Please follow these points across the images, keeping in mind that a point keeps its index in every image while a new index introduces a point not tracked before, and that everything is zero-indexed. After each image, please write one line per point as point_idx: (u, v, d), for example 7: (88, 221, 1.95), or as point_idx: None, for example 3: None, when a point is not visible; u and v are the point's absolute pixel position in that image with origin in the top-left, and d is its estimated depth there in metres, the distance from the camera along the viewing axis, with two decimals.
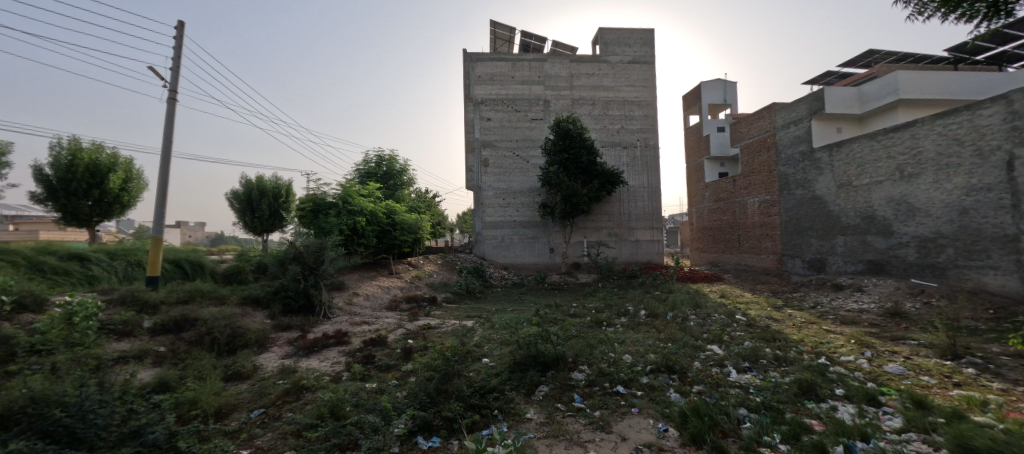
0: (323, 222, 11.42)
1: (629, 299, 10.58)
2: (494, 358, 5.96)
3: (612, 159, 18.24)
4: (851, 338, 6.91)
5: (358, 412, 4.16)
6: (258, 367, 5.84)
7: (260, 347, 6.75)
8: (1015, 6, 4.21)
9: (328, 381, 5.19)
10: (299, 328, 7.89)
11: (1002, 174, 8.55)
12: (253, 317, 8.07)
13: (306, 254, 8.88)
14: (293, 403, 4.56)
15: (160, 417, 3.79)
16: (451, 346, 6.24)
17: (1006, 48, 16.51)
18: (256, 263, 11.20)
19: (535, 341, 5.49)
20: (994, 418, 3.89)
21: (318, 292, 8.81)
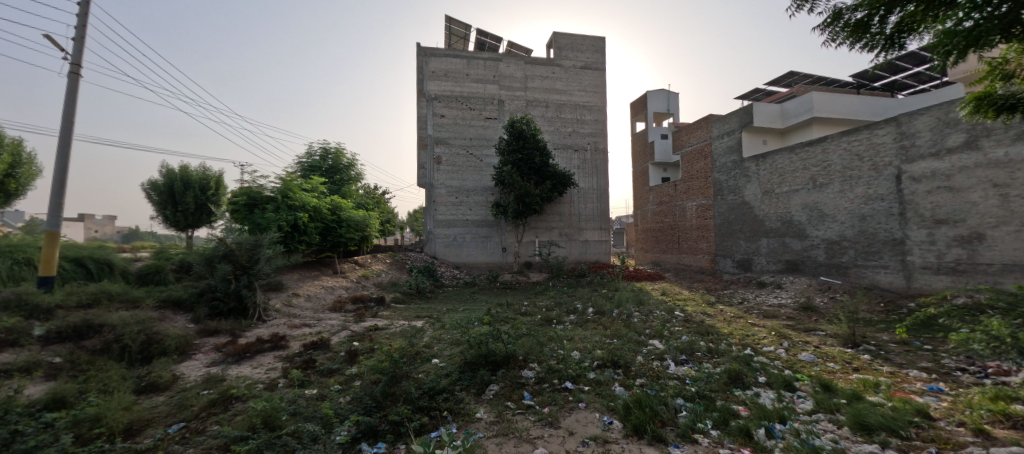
0: (259, 217, 10.74)
1: (578, 297, 10.99)
2: (444, 358, 5.98)
3: (563, 161, 18.75)
4: (772, 331, 7.68)
5: (296, 421, 4.00)
6: (179, 376, 5.44)
7: (182, 355, 6.28)
8: (908, 40, 4.03)
9: (262, 389, 4.95)
10: (228, 333, 7.41)
11: (893, 187, 9.85)
12: (173, 322, 7.47)
13: (239, 251, 8.36)
14: (220, 416, 4.33)
15: (52, 438, 3.43)
16: (400, 347, 6.18)
17: (897, 78, 19.02)
18: (177, 262, 10.33)
19: (486, 340, 5.58)
20: (884, 397, 4.53)
21: (251, 293, 8.33)
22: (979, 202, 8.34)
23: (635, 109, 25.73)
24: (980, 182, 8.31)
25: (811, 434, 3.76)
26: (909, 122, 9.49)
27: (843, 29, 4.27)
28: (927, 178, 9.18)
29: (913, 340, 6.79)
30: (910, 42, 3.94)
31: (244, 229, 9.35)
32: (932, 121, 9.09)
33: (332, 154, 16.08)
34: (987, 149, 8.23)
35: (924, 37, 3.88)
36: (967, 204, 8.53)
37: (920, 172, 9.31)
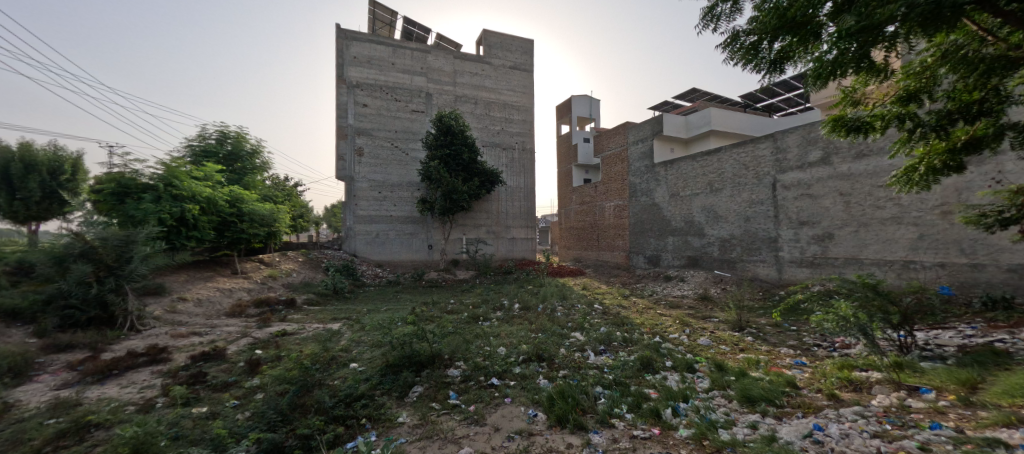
0: (131, 209, 9.12)
1: (504, 294, 11.17)
2: (363, 362, 5.70)
3: (492, 159, 18.86)
4: (676, 319, 8.49)
5: (178, 447, 3.54)
6: (14, 404, 4.51)
7: (20, 377, 5.22)
8: (786, 66, 4.64)
9: (134, 412, 4.30)
10: (88, 347, 6.32)
11: (770, 193, 11.42)
12: (6, 339, 6.19)
13: (104, 249, 7.12)
14: (74, 448, 3.67)
15: None
16: (311, 353, 5.77)
17: (774, 101, 22.12)
18: (14, 263, 8.54)
19: (410, 341, 5.43)
20: (764, 372, 5.25)
21: (120, 299, 7.18)
22: (830, 207, 10.02)
23: (561, 112, 26.68)
24: (830, 192, 9.99)
25: (708, 409, 4.24)
26: (784, 139, 11.05)
27: (739, 50, 4.74)
28: (795, 186, 10.78)
29: (784, 323, 7.95)
30: (791, 66, 4.54)
31: (110, 222, 7.97)
32: (800, 138, 10.70)
33: (233, 139, 14.33)
34: (836, 165, 9.89)
35: (802, 63, 4.49)
36: (821, 208, 10.19)
37: (791, 180, 10.90)
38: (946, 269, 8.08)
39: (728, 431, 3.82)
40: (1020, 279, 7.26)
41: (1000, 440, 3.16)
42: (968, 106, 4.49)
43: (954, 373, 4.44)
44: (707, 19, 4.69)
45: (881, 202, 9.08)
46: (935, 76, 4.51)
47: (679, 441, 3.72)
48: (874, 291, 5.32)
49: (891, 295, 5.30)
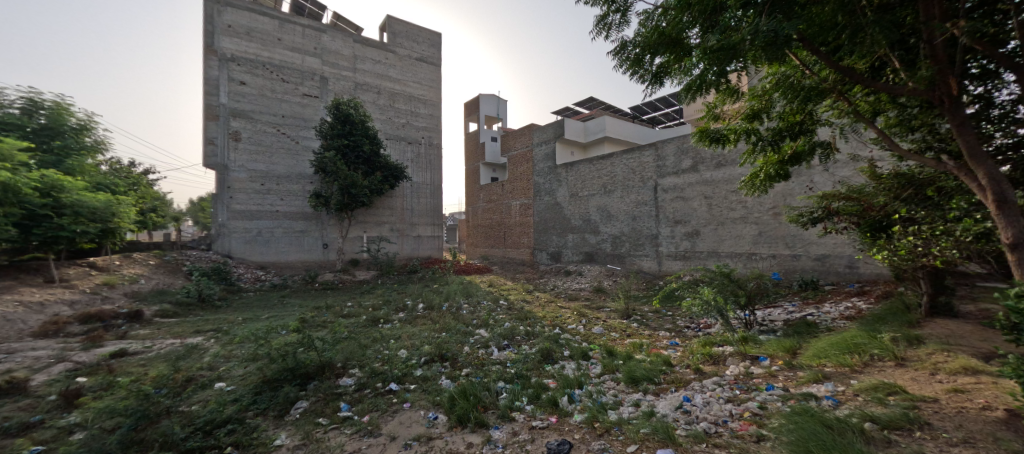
0: None
1: (407, 294, 10.78)
2: (233, 380, 5.02)
3: (396, 154, 18.03)
4: (574, 311, 9.05)
5: None
6: None
7: None
8: (664, 79, 5.20)
9: None
10: None
11: (652, 195, 12.78)
12: None
13: None
14: None
15: None
16: (159, 376, 4.90)
17: (656, 113, 24.89)
18: None
19: (294, 350, 4.92)
20: (647, 354, 5.85)
21: None
22: (697, 208, 11.57)
23: (468, 110, 26.60)
24: (698, 195, 11.53)
25: (600, 393, 4.57)
26: (663, 147, 12.45)
27: (627, 57, 5.15)
28: (672, 189, 12.22)
29: (663, 309, 8.97)
30: (668, 80, 5.09)
31: None
32: (676, 148, 12.14)
33: (48, 110, 11.60)
34: (702, 172, 11.44)
35: (676, 78, 5.06)
36: (691, 209, 11.70)
37: (669, 184, 12.31)
38: (777, 259, 9.87)
39: (615, 411, 4.15)
40: (822, 265, 9.15)
41: (812, 395, 3.94)
42: (793, 126, 5.53)
43: (783, 342, 5.43)
44: (600, 26, 5.04)
45: (734, 204, 10.73)
46: (770, 99, 5.52)
47: (573, 426, 3.92)
48: (729, 279, 6.28)
49: (741, 281, 6.32)
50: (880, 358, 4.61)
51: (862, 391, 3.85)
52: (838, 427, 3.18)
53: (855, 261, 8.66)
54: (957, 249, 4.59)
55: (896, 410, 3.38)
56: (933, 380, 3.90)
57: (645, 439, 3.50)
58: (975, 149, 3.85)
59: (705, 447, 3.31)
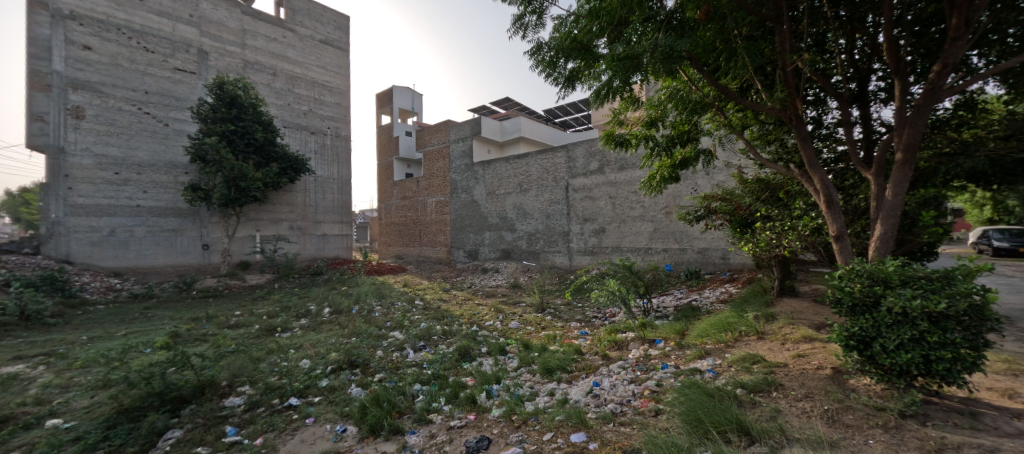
0: None
1: (311, 298, 9.92)
2: (74, 414, 4.15)
3: (297, 143, 16.38)
4: (491, 307, 9.12)
5: None
6: None
7: None
8: (577, 83, 5.45)
9: None
10: None
11: (564, 194, 13.40)
12: None
13: None
14: None
15: None
16: None
17: (567, 117, 26.23)
18: None
19: (162, 371, 4.22)
20: (560, 344, 6.11)
21: None
22: (603, 207, 12.41)
23: (380, 101, 25.29)
24: (604, 195, 12.37)
25: (517, 386, 4.66)
26: (574, 149, 13.12)
27: (542, 59, 5.30)
28: (581, 189, 12.95)
29: (574, 302, 9.48)
30: (578, 85, 5.33)
31: None
32: (584, 150, 12.88)
33: None
34: (608, 173, 12.30)
35: (586, 84, 5.34)
36: (598, 208, 12.51)
37: (579, 184, 13.02)
38: (669, 253, 11.01)
39: (532, 402, 4.26)
40: (704, 257, 10.42)
41: (697, 369, 4.45)
42: (682, 134, 6.18)
43: (675, 326, 6.08)
44: (517, 26, 5.11)
45: (635, 203, 11.73)
46: (664, 109, 6.13)
47: (491, 421, 3.91)
48: (630, 271, 6.88)
49: (640, 273, 6.95)
50: (746, 334, 5.39)
51: (735, 363, 4.46)
52: (718, 395, 3.59)
53: (728, 252, 10.01)
54: (800, 241, 5.56)
55: (760, 376, 3.97)
56: (784, 349, 4.67)
57: (560, 426, 3.60)
58: (811, 156, 4.62)
59: (613, 426, 3.52)
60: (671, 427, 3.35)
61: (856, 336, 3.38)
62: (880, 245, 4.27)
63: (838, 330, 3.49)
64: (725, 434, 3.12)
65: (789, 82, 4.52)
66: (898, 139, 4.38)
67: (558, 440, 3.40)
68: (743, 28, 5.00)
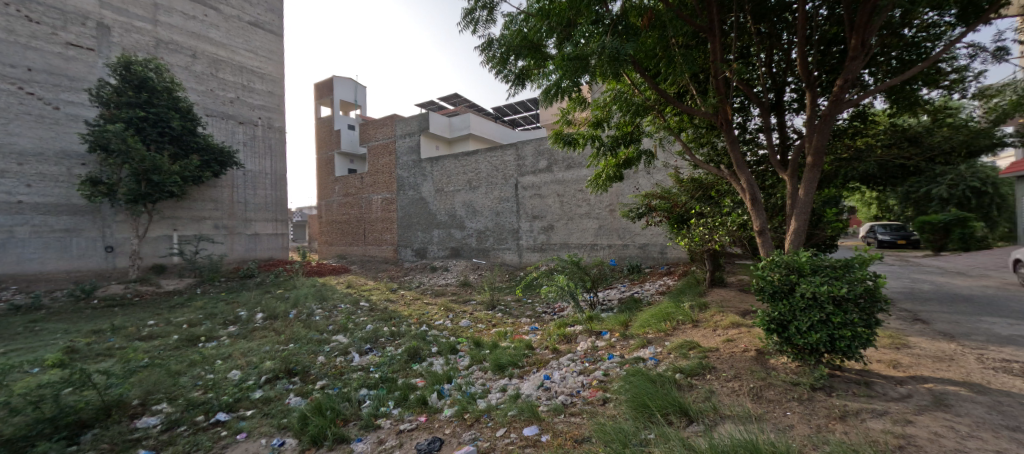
0: None
1: (242, 303, 9.17)
2: None
3: (220, 134, 14.80)
4: (441, 306, 8.98)
5: None
6: None
7: None
8: (526, 81, 5.49)
9: None
10: None
11: (513, 192, 13.50)
12: None
13: None
14: None
15: None
16: None
17: (515, 115, 26.52)
18: None
19: (54, 393, 3.66)
20: (510, 341, 6.16)
21: None
22: (551, 205, 12.68)
23: (319, 91, 23.86)
24: (552, 193, 12.63)
25: (468, 384, 4.64)
26: (522, 148, 13.26)
27: (493, 55, 5.30)
28: (530, 187, 13.12)
29: (524, 298, 9.61)
30: (529, 83, 5.37)
31: None
32: (533, 149, 13.06)
33: None
34: (556, 172, 12.58)
35: (536, 83, 5.41)
36: (547, 205, 12.76)
37: (528, 182, 13.18)
38: (613, 249, 11.50)
39: (484, 399, 4.26)
40: (644, 252, 10.99)
41: (640, 358, 4.69)
42: (625, 135, 6.47)
43: (619, 317, 6.36)
44: (468, 20, 5.06)
45: (581, 201, 12.10)
46: (609, 111, 6.38)
47: (443, 422, 3.86)
48: (577, 266, 7.13)
49: (586, 268, 7.20)
50: (683, 322, 5.77)
51: (673, 350, 4.75)
52: (660, 381, 3.81)
53: (666, 247, 10.65)
54: (728, 235, 6.05)
55: (695, 361, 4.27)
56: (714, 335, 5.06)
57: (512, 421, 3.63)
58: (738, 157, 5.00)
59: (564, 417, 3.60)
60: (618, 414, 3.51)
61: (775, 320, 3.75)
62: (795, 238, 4.72)
63: (761, 316, 3.85)
64: (667, 416, 3.31)
65: (720, 90, 4.88)
66: (810, 144, 4.87)
67: (510, 435, 3.41)
68: (679, 38, 5.30)
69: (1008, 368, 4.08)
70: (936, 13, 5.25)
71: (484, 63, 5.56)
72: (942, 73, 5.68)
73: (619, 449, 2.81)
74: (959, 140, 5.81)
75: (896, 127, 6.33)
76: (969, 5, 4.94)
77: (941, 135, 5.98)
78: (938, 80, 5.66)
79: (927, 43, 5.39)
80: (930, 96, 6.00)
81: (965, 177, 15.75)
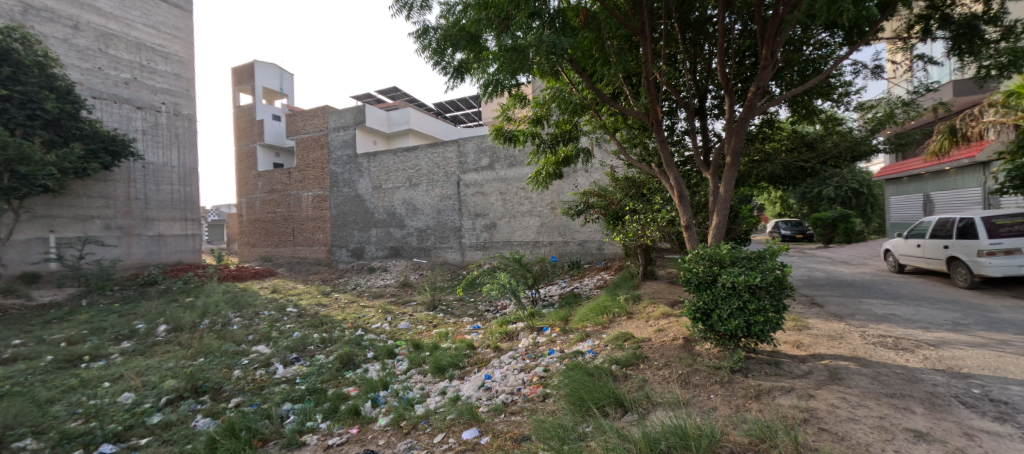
0: None
1: (141, 315, 8.08)
2: None
3: (112, 119, 12.87)
4: (379, 309, 8.54)
5: None
6: None
7: None
8: (464, 75, 5.33)
9: None
10: None
11: (455, 189, 13.25)
12: None
13: None
14: None
15: None
16: None
17: (456, 112, 26.28)
18: None
19: None
20: (451, 341, 5.98)
21: None
22: (494, 202, 12.62)
23: (238, 77, 21.74)
24: (495, 191, 12.57)
25: (406, 389, 4.42)
26: (464, 144, 13.05)
27: (429, 44, 5.07)
28: (472, 185, 12.96)
29: (466, 297, 9.45)
30: (468, 76, 5.23)
31: None
32: (475, 146, 12.91)
33: None
34: (498, 170, 12.54)
35: (475, 77, 5.27)
36: (489, 203, 12.68)
37: (470, 180, 13.01)
38: (554, 245, 11.68)
39: (422, 404, 4.08)
40: (583, 249, 11.28)
41: (579, 352, 4.75)
42: (564, 133, 6.53)
43: (559, 313, 6.44)
44: (401, 5, 4.81)
45: (523, 199, 12.16)
46: (549, 109, 6.42)
47: (377, 432, 3.62)
48: (519, 263, 7.15)
49: (528, 265, 7.24)
50: (618, 315, 5.95)
51: (609, 342, 4.87)
52: (597, 373, 3.87)
53: (603, 244, 11.03)
54: (658, 231, 6.35)
55: (630, 351, 4.41)
56: (646, 326, 5.26)
57: (451, 425, 3.47)
58: (667, 156, 5.22)
59: (504, 417, 3.52)
60: (557, 409, 3.50)
61: (701, 309, 3.95)
62: (716, 232, 4.99)
63: (689, 305, 4.03)
64: (603, 409, 3.34)
65: (652, 91, 5.04)
66: (729, 145, 5.19)
67: (449, 440, 3.24)
68: (613, 39, 5.42)
69: (886, 343, 4.65)
70: (828, 33, 5.82)
71: (419, 54, 5.33)
72: (833, 87, 6.35)
73: (558, 445, 2.76)
74: (845, 146, 6.58)
75: (797, 133, 7.02)
76: (854, 27, 5.54)
77: (831, 142, 6.71)
78: (830, 93, 6.33)
79: (820, 59, 6.01)
80: (822, 106, 6.69)
81: (848, 179, 18.15)
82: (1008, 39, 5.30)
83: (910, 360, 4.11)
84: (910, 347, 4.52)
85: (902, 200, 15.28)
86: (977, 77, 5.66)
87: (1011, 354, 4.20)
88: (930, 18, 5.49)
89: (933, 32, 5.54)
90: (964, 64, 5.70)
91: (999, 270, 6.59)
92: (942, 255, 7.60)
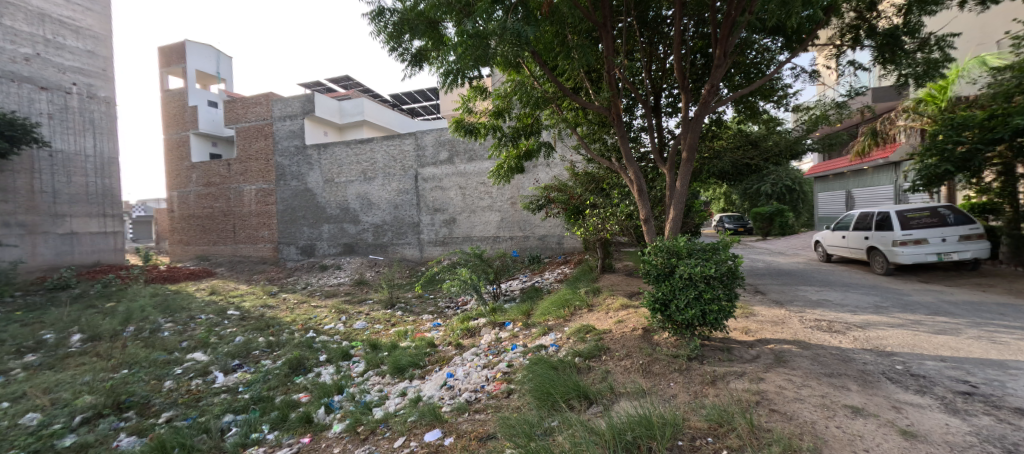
0: None
1: (50, 324, 7.13)
2: None
3: (9, 100, 11.23)
4: (332, 309, 8.10)
5: None
6: None
7: None
8: (422, 62, 5.16)
9: None
10: None
11: (413, 183, 12.87)
12: None
13: None
14: None
15: None
16: None
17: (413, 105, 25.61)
18: None
19: None
20: (411, 340, 5.76)
21: None
22: (453, 197, 12.40)
23: (166, 58, 19.65)
24: (454, 186, 12.36)
25: (364, 392, 4.20)
26: (422, 137, 12.70)
27: (384, 28, 4.82)
28: (431, 179, 12.65)
29: (426, 294, 9.22)
30: (425, 64, 5.10)
31: None
32: (433, 139, 12.60)
33: None
34: (457, 164, 12.32)
35: (433, 65, 5.13)
36: (448, 198, 12.45)
37: (428, 174, 12.69)
38: (514, 240, 11.68)
39: (381, 408, 3.87)
40: (544, 243, 11.37)
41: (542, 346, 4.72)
42: (525, 127, 6.53)
43: (521, 307, 6.37)
44: None
45: (483, 194, 12.04)
46: (510, 101, 6.37)
47: (332, 440, 3.39)
48: (481, 259, 7.02)
49: (489, 260, 7.14)
50: (579, 307, 6.00)
51: (572, 335, 4.89)
52: (561, 367, 3.86)
53: (562, 238, 11.19)
54: (617, 224, 6.51)
55: (592, 343, 4.45)
56: (607, 317, 5.33)
57: (413, 427, 3.31)
58: (627, 150, 5.25)
59: (468, 416, 3.40)
60: (523, 405, 3.44)
61: (659, 300, 4.01)
62: (673, 226, 5.11)
63: (648, 296, 4.09)
64: (569, 402, 3.30)
65: (613, 84, 5.03)
66: (685, 141, 5.33)
67: (410, 444, 3.08)
68: (575, 33, 5.43)
69: (821, 326, 5.00)
70: (770, 39, 6.20)
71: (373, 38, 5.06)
72: (775, 89, 6.75)
73: (525, 442, 2.66)
74: (784, 145, 7.02)
75: (742, 132, 7.38)
76: (793, 34, 5.94)
77: (772, 140, 7.13)
78: (771, 94, 6.74)
79: (764, 63, 6.37)
80: (765, 107, 7.11)
81: (782, 177, 19.74)
82: (923, 50, 5.78)
83: (843, 340, 4.44)
84: (842, 329, 4.87)
85: (828, 196, 16.66)
86: (897, 85, 6.13)
87: (924, 332, 4.65)
88: (860, 28, 5.91)
89: (861, 42, 5.97)
90: (886, 73, 6.17)
91: (910, 258, 7.27)
92: (864, 245, 8.31)
